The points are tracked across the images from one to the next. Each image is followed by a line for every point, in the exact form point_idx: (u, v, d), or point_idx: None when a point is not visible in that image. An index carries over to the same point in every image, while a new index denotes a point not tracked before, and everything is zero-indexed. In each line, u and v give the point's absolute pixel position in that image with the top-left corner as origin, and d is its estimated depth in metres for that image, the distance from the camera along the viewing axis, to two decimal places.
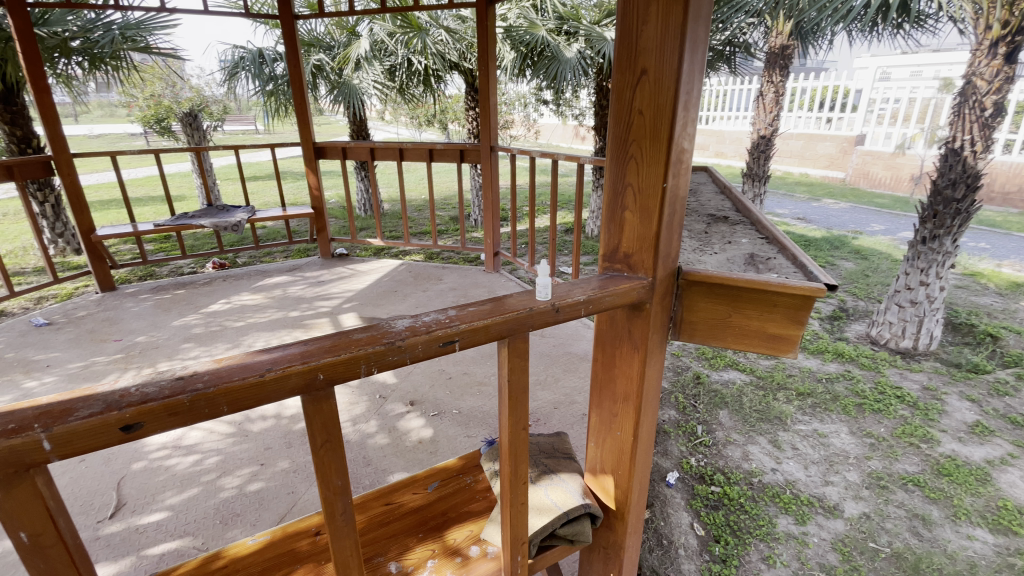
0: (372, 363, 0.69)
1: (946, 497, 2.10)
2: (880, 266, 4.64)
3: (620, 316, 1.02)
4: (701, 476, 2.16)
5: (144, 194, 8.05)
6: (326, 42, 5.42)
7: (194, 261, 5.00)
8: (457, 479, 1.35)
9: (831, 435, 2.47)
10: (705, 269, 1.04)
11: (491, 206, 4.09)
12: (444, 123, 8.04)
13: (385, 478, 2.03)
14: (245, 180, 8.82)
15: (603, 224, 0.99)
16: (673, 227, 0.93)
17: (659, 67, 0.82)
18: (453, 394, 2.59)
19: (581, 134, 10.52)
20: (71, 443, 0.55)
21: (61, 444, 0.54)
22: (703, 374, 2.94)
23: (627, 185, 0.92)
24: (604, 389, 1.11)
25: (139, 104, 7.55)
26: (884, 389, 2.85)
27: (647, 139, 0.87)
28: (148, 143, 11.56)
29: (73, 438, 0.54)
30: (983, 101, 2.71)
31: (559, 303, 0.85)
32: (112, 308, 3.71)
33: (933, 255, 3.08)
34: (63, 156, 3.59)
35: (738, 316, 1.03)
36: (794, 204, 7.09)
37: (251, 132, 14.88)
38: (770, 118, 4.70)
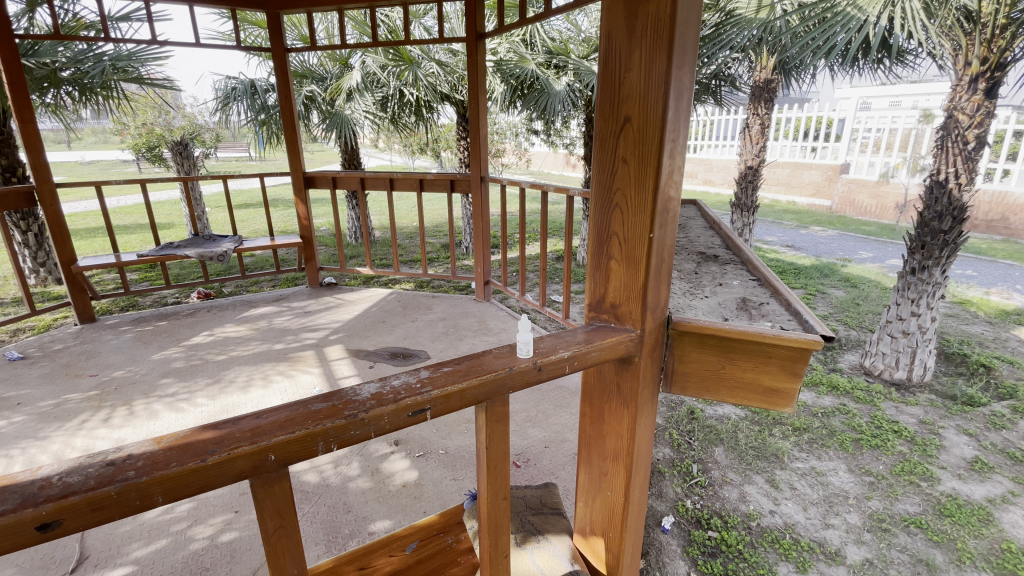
0: (330, 440, 0.63)
1: (950, 540, 2.02)
2: (869, 294, 4.65)
3: (608, 369, 0.96)
4: (698, 520, 2.07)
5: (132, 222, 8.00)
6: (319, 74, 5.50)
7: (178, 291, 4.91)
8: (438, 539, 1.27)
9: (829, 473, 2.40)
10: (696, 318, 0.99)
11: (481, 234, 4.07)
12: (436, 151, 8.13)
13: (367, 527, 1.93)
14: (235, 209, 8.78)
15: (588, 273, 0.94)
16: (662, 276, 0.89)
17: (644, 114, 0.78)
18: (440, 433, 2.50)
19: (572, 162, 10.68)
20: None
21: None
22: (697, 409, 2.88)
23: (612, 235, 0.88)
24: (592, 446, 1.05)
25: (130, 132, 7.57)
26: (880, 424, 2.78)
27: (631, 189, 0.83)
28: (140, 170, 11.53)
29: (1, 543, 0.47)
30: (966, 135, 2.74)
31: (541, 361, 0.79)
32: (90, 341, 3.60)
33: (922, 285, 3.07)
34: (46, 186, 3.52)
35: (731, 367, 0.98)
36: (783, 232, 7.17)
37: (244, 159, 15.00)
38: (757, 149, 4.75)
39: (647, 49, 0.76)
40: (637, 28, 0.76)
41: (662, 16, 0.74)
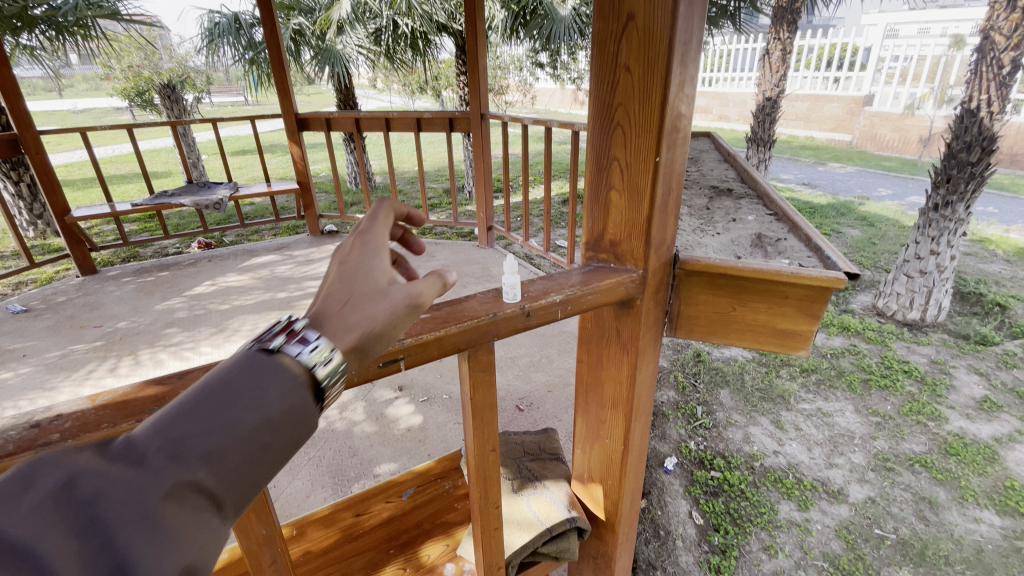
0: None
1: (953, 479, 2.01)
2: (887, 233, 4.48)
3: (607, 313, 0.88)
4: (701, 461, 2.06)
5: (129, 171, 7.85)
6: (306, 5, 5.12)
7: (179, 242, 4.85)
8: (435, 484, 1.25)
9: (835, 414, 2.37)
10: (705, 256, 0.89)
11: (482, 176, 3.91)
12: (436, 90, 7.76)
13: (372, 470, 1.95)
14: (232, 156, 8.55)
15: (586, 207, 0.84)
16: (668, 209, 0.78)
17: (649, 12, 0.66)
18: (443, 379, 2.49)
19: (579, 99, 10.17)
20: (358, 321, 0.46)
21: (328, 317, 0.45)
22: (703, 351, 2.82)
23: (613, 161, 0.77)
24: (590, 393, 0.99)
25: (117, 75, 7.24)
26: (890, 364, 2.73)
27: (636, 104, 0.71)
28: (134, 118, 11.19)
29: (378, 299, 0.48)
30: (1001, 58, 2.55)
31: (530, 306, 0.71)
32: (93, 293, 3.58)
33: (944, 222, 2.91)
34: (29, 133, 3.38)
35: (743, 309, 0.89)
36: (799, 169, 6.89)
37: (238, 103, 14.43)
38: (776, 79, 4.44)
39: None
40: None
41: None
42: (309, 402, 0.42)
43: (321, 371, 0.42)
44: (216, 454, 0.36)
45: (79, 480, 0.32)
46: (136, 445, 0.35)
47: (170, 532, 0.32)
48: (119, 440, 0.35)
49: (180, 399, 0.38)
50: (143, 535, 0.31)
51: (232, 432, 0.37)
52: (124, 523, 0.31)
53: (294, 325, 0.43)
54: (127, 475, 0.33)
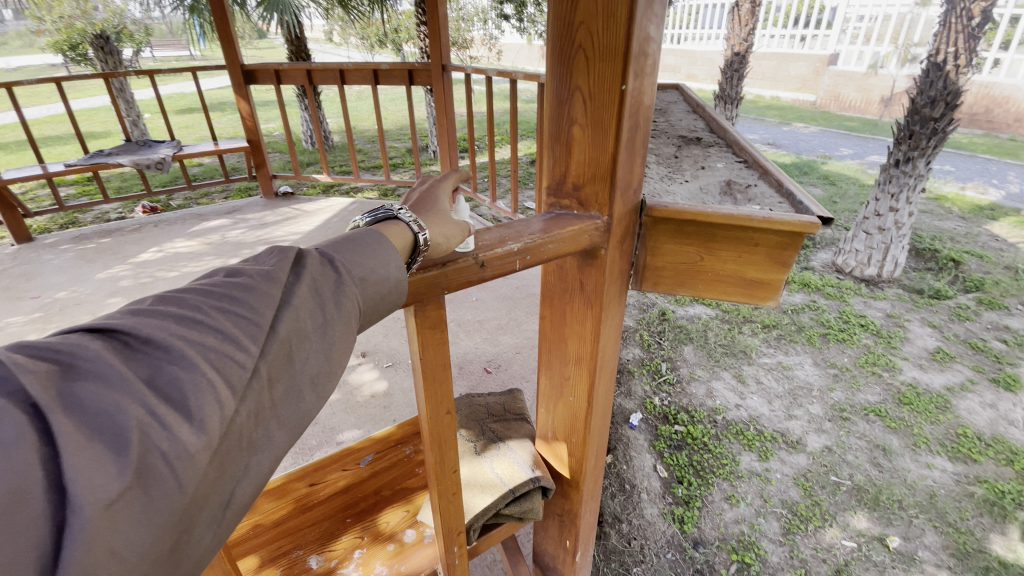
0: None
1: (907, 427, 2.10)
2: (847, 192, 4.57)
3: (570, 265, 0.82)
4: (665, 416, 2.09)
5: (61, 131, 7.22)
6: None
7: (121, 206, 4.52)
8: (395, 450, 1.19)
9: (795, 367, 2.43)
10: (673, 202, 0.83)
11: (445, 133, 3.74)
12: (396, 43, 7.34)
13: (335, 437, 1.90)
14: (177, 114, 7.97)
15: (546, 148, 0.76)
16: (635, 148, 0.72)
17: None
18: (409, 343, 2.42)
19: (546, 56, 9.85)
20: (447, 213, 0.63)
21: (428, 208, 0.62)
22: (669, 310, 2.84)
23: (575, 93, 0.69)
24: (553, 351, 0.94)
25: (37, 22, 6.53)
26: (848, 318, 2.81)
27: (599, 24, 0.63)
28: (63, 72, 10.24)
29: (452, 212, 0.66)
30: (972, 9, 2.52)
31: (484, 256, 0.64)
32: (25, 261, 3.31)
33: (904, 178, 2.95)
34: None
35: (712, 258, 0.84)
36: (765, 129, 6.90)
37: (182, 57, 13.38)
38: (745, 33, 4.35)
39: None
40: None
41: None
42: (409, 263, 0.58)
43: (425, 242, 0.58)
44: (369, 276, 0.53)
45: (303, 271, 0.49)
46: (328, 256, 0.52)
47: (348, 322, 0.50)
48: (314, 251, 0.52)
49: (346, 236, 0.55)
50: (332, 320, 0.49)
51: (380, 269, 0.54)
52: (327, 306, 0.49)
53: (404, 208, 0.59)
54: (325, 275, 0.51)
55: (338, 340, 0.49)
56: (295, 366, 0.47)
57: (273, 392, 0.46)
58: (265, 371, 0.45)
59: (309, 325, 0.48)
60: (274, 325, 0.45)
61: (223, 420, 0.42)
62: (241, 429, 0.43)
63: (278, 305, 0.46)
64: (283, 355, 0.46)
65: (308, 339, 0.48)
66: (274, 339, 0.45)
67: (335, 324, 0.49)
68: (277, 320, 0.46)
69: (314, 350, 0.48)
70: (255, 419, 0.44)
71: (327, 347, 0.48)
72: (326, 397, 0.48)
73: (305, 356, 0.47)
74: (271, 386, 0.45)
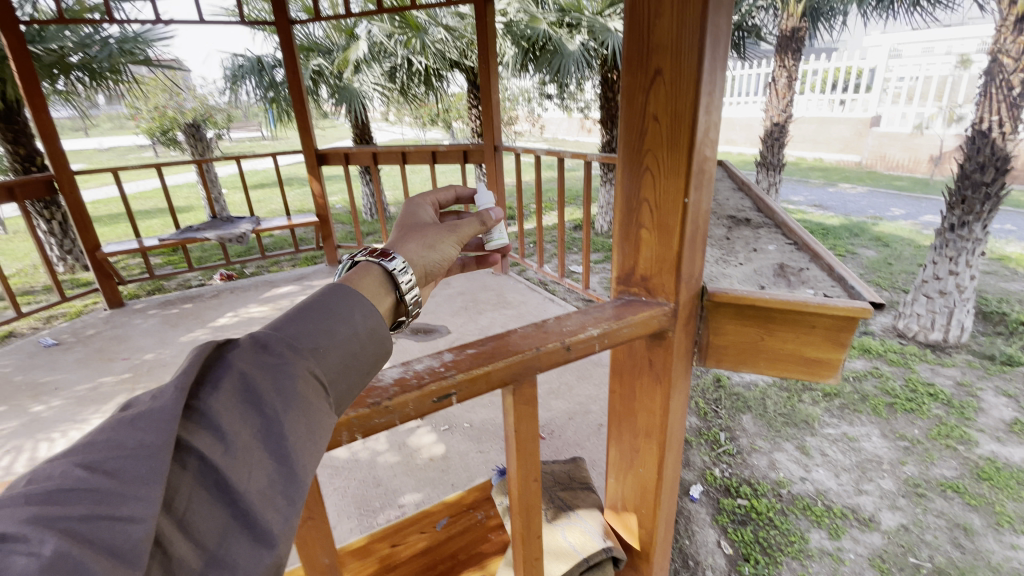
0: (354, 429, 0.60)
1: (987, 504, 1.98)
2: (903, 253, 4.48)
3: (639, 345, 0.92)
4: (726, 488, 2.04)
5: (152, 207, 8.11)
6: (325, 46, 5.36)
7: (202, 274, 4.98)
8: (468, 515, 1.26)
9: (862, 438, 2.34)
10: (731, 288, 0.93)
11: (496, 205, 3.99)
12: (447, 122, 7.99)
13: (397, 500, 1.97)
14: (252, 189, 8.82)
15: (616, 244, 0.88)
16: (696, 244, 0.83)
17: (676, 65, 0.71)
18: (464, 407, 2.51)
19: (586, 126, 10.39)
20: (418, 249, 0.73)
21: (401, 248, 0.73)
22: (723, 376, 2.82)
23: (643, 201, 0.81)
24: (623, 423, 1.01)
25: (142, 116, 7.57)
26: (915, 386, 2.70)
27: (663, 149, 0.76)
28: (157, 155, 11.62)
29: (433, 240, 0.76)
30: (1011, 80, 2.55)
31: (570, 341, 0.75)
32: (121, 325, 3.69)
33: (961, 243, 2.90)
34: (64, 174, 3.53)
35: (771, 338, 0.92)
36: (809, 191, 6.91)
37: (256, 138, 14.92)
38: (783, 104, 4.53)
39: None
40: None
41: None
42: (392, 294, 0.64)
43: (396, 268, 0.65)
44: (320, 351, 0.51)
45: (233, 370, 0.46)
46: (262, 343, 0.49)
47: (298, 411, 0.46)
48: (247, 340, 0.49)
49: (285, 315, 0.54)
50: (280, 412, 0.45)
51: (327, 339, 0.53)
52: (269, 399, 0.45)
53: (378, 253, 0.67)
54: (261, 365, 0.47)
55: (292, 427, 0.45)
56: (240, 478, 0.42)
57: (222, 510, 0.41)
58: (209, 491, 0.41)
59: (250, 428, 0.44)
60: (214, 431, 0.42)
61: (160, 568, 0.37)
62: (188, 566, 0.38)
63: (209, 419, 0.43)
64: (223, 468, 0.41)
65: (253, 443, 0.44)
66: (211, 454, 0.41)
67: (285, 415, 0.45)
68: (212, 434, 0.42)
69: (262, 454, 0.44)
70: (203, 550, 0.39)
71: (278, 444, 0.44)
72: (294, 496, 0.44)
73: (254, 464, 0.43)
74: (216, 504, 0.41)
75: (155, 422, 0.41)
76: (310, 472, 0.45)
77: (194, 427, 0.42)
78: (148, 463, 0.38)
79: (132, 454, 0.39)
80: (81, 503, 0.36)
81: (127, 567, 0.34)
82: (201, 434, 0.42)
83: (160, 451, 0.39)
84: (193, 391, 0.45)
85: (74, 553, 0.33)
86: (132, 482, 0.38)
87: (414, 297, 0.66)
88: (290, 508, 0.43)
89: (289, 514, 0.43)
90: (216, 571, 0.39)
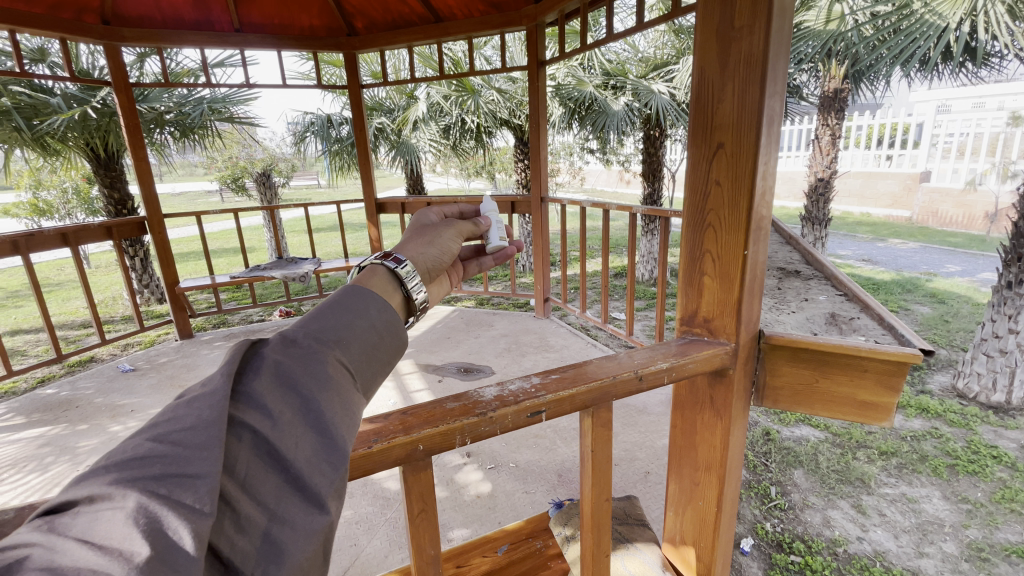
0: (466, 433, 0.72)
1: None
2: (960, 311, 4.34)
3: (700, 381, 1.01)
4: (779, 543, 2.00)
5: (218, 248, 8.76)
6: (387, 106, 5.87)
7: (263, 310, 5.33)
8: (527, 543, 1.33)
9: (922, 500, 2.25)
10: (787, 332, 1.01)
11: (540, 252, 4.16)
12: (491, 173, 8.42)
13: (445, 533, 2.02)
14: (308, 233, 9.42)
15: (680, 289, 0.99)
16: (755, 292, 0.93)
17: (736, 140, 0.84)
18: (510, 446, 2.56)
19: (626, 179, 10.66)
20: (421, 252, 0.77)
21: (402, 250, 0.77)
22: (773, 430, 2.78)
23: (705, 252, 0.93)
24: (683, 456, 1.09)
25: (218, 166, 8.33)
26: (978, 448, 2.59)
27: (725, 209, 0.88)
28: (223, 201, 12.60)
29: (431, 245, 0.80)
30: None
31: (643, 371, 0.85)
32: (189, 355, 3.97)
33: (1020, 300, 2.80)
34: (156, 217, 3.81)
35: (826, 380, 0.98)
36: (857, 246, 6.80)
37: (313, 186, 15.97)
38: (827, 161, 4.61)
39: (741, 81, 0.82)
40: (728, 62, 0.82)
41: (754, 51, 0.79)
42: (399, 290, 0.67)
43: (404, 272, 0.68)
44: (345, 340, 0.55)
45: (269, 358, 0.50)
46: (292, 336, 0.53)
47: (333, 389, 0.50)
48: (278, 335, 0.53)
49: (309, 311, 0.57)
50: (315, 390, 0.49)
51: (350, 328, 0.56)
52: (305, 381, 0.49)
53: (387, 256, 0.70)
54: (293, 355, 0.51)
55: (329, 402, 0.49)
56: (289, 447, 0.45)
57: (275, 476, 0.45)
58: (262, 460, 0.45)
59: (291, 408, 0.48)
60: (258, 411, 0.46)
61: (229, 523, 0.41)
62: (253, 522, 0.42)
63: (255, 400, 0.47)
64: (273, 439, 0.45)
65: (296, 418, 0.47)
66: (261, 428, 0.45)
67: (321, 393, 0.49)
68: (259, 411, 0.46)
69: (304, 428, 0.47)
70: (263, 508, 0.43)
71: (318, 419, 0.48)
72: (338, 463, 0.47)
73: (299, 435, 0.46)
74: (270, 471, 0.45)
75: (209, 402, 0.45)
76: (350, 442, 0.48)
77: (242, 407, 0.46)
78: (204, 433, 0.42)
79: (190, 428, 0.43)
80: (151, 466, 0.40)
81: (201, 518, 0.38)
82: (247, 414, 0.46)
83: (214, 425, 0.43)
84: (236, 379, 0.48)
85: (153, 506, 0.38)
86: (192, 450, 0.41)
87: (422, 299, 0.69)
88: (335, 473, 0.47)
89: (335, 477, 0.47)
90: (277, 525, 0.43)
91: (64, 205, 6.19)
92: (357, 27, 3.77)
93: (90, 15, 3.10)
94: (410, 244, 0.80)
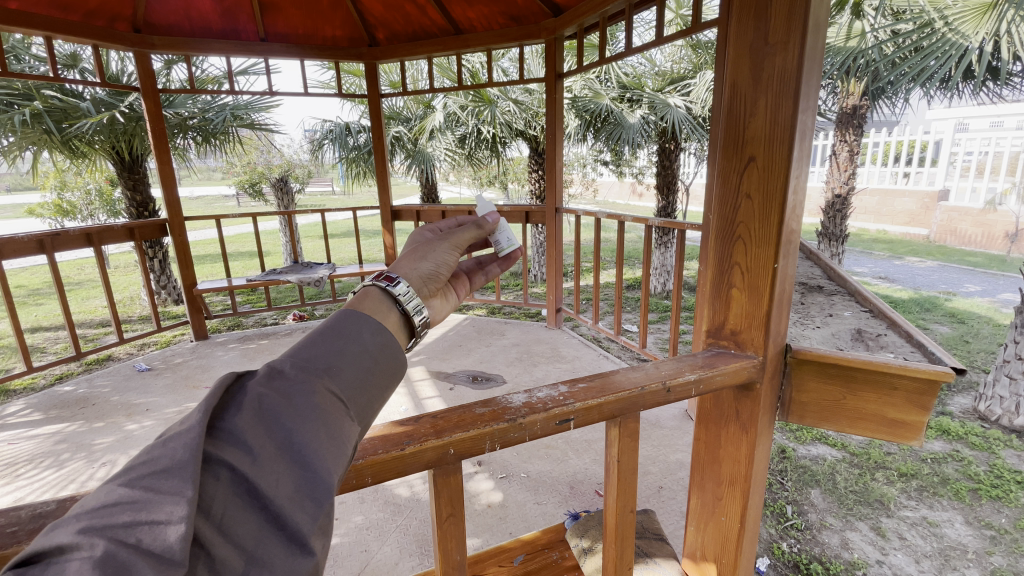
0: (495, 439, 0.72)
1: None
2: (980, 331, 4.26)
3: (726, 396, 1.00)
4: (795, 564, 1.96)
5: (234, 251, 8.89)
6: (404, 115, 5.96)
7: (277, 314, 5.39)
8: (543, 554, 1.32)
9: (944, 524, 2.20)
10: (814, 347, 1.01)
11: (554, 263, 4.16)
12: (504, 183, 8.49)
13: None
14: (322, 239, 9.52)
15: (707, 302, 0.99)
16: (784, 305, 0.92)
17: (769, 155, 0.85)
18: (521, 457, 2.55)
19: (639, 191, 10.65)
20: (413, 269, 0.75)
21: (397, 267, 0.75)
22: (789, 448, 2.74)
23: (734, 265, 0.93)
24: (706, 470, 1.07)
25: (237, 171, 8.48)
26: (1001, 473, 2.53)
27: (756, 222, 0.88)
28: (240, 206, 12.81)
29: (423, 258, 0.78)
30: None
31: (671, 384, 0.85)
32: (204, 356, 4.01)
33: None
34: (176, 219, 3.85)
35: (853, 398, 0.97)
36: (874, 263, 6.71)
37: (328, 194, 16.17)
38: (845, 177, 4.58)
39: (774, 96, 0.82)
40: (762, 77, 0.83)
41: (789, 66, 0.80)
42: (394, 308, 0.65)
43: (399, 292, 0.66)
44: (335, 368, 0.53)
45: (251, 392, 0.48)
46: (278, 367, 0.51)
47: (322, 418, 0.48)
48: (264, 366, 0.51)
49: (300, 339, 0.55)
50: (298, 423, 0.46)
51: (341, 355, 0.54)
52: (288, 414, 0.47)
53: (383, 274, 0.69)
54: (278, 386, 0.49)
55: (319, 433, 0.47)
56: (268, 484, 0.43)
57: (254, 516, 0.42)
58: (241, 499, 0.42)
59: (274, 441, 0.45)
60: (238, 447, 0.44)
61: (203, 568, 0.38)
62: (228, 567, 0.39)
63: (235, 435, 0.44)
64: (252, 475, 0.43)
65: (278, 454, 0.45)
66: (240, 466, 0.43)
67: (305, 426, 0.47)
68: (239, 447, 0.44)
69: (288, 463, 0.45)
70: (241, 550, 0.40)
71: (300, 453, 0.45)
72: (322, 497, 0.44)
73: (279, 471, 0.44)
74: (248, 509, 0.42)
75: (183, 441, 0.43)
76: (336, 475, 0.46)
77: (220, 443, 0.44)
78: (177, 476, 0.40)
79: (165, 470, 0.41)
80: (122, 513, 0.38)
81: (172, 566, 0.36)
82: (227, 450, 0.43)
83: (187, 465, 0.41)
84: (217, 414, 0.46)
85: (121, 554, 0.36)
86: (165, 493, 0.40)
87: (421, 318, 0.68)
88: (318, 509, 0.44)
89: (319, 513, 0.44)
90: (256, 566, 0.40)
91: (87, 206, 6.30)
92: (379, 38, 3.85)
93: (122, 23, 3.18)
94: (404, 259, 0.78)
